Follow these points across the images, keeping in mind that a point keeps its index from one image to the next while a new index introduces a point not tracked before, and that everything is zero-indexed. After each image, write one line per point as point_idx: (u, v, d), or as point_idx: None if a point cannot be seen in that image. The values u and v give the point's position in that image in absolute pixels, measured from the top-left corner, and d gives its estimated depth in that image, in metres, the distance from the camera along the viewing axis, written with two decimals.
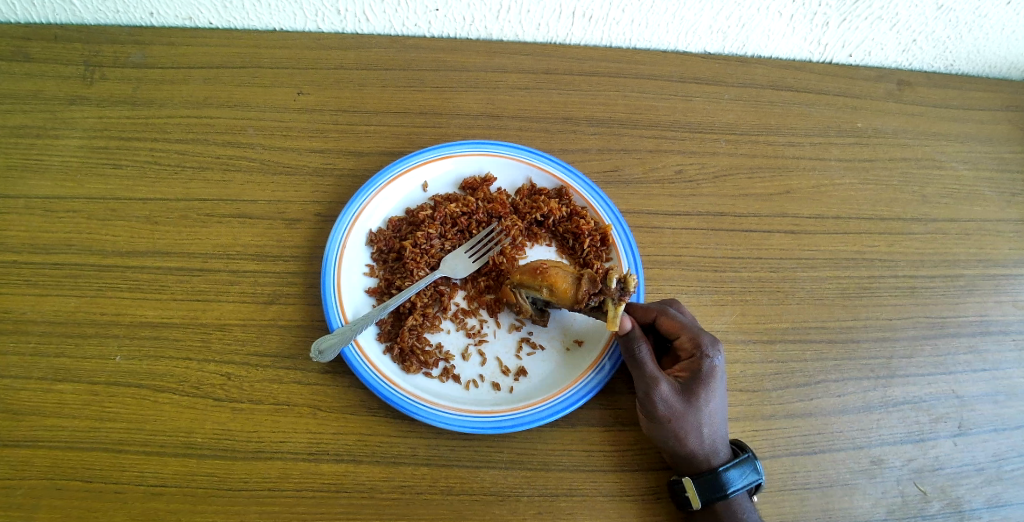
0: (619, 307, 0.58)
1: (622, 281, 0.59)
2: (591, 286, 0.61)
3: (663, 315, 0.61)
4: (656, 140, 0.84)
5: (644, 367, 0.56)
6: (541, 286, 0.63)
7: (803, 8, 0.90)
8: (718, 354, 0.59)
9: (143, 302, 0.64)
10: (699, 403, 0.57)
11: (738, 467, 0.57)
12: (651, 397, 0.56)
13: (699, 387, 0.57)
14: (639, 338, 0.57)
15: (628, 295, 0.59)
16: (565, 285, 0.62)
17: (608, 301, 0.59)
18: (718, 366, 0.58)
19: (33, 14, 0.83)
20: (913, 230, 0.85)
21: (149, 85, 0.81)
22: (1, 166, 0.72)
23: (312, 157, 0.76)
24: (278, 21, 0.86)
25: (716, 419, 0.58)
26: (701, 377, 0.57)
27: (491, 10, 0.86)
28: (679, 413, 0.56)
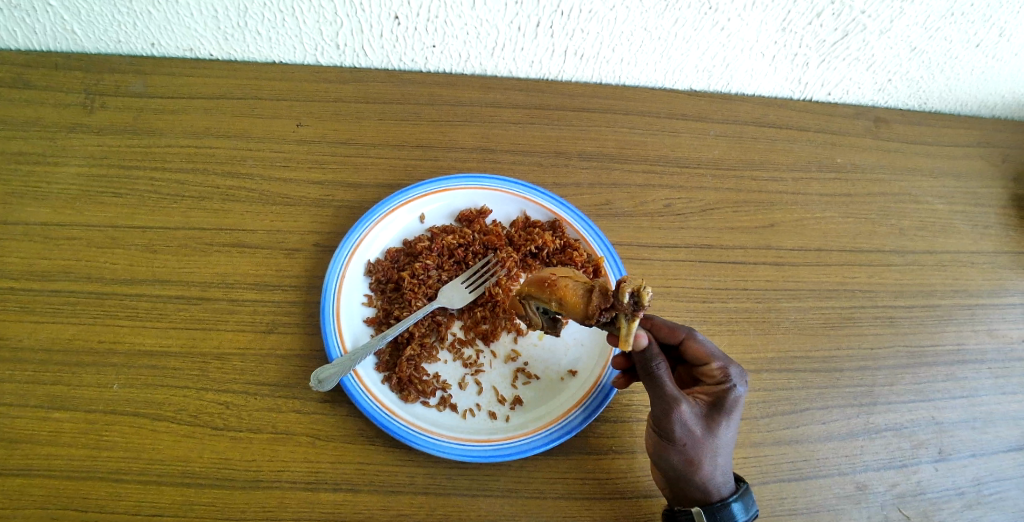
0: (634, 324, 0.54)
1: (634, 294, 0.53)
2: (603, 300, 0.56)
3: (691, 339, 0.61)
4: (645, 175, 0.87)
5: (665, 389, 0.56)
6: (550, 299, 0.59)
7: (784, 49, 0.95)
8: (741, 386, 0.59)
9: (142, 330, 0.65)
10: (715, 432, 0.57)
11: (743, 500, 0.57)
12: (668, 418, 0.56)
13: (718, 413, 0.58)
14: (658, 356, 0.56)
15: (643, 310, 0.52)
16: (575, 298, 0.58)
17: (622, 317, 0.54)
18: (739, 398, 0.59)
19: (33, 42, 0.84)
20: (892, 261, 0.88)
21: (150, 115, 0.82)
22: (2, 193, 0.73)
23: (311, 188, 0.78)
24: (278, 54, 0.88)
25: (728, 447, 0.58)
26: (723, 406, 0.58)
27: (486, 47, 0.89)
28: (696, 436, 0.57)
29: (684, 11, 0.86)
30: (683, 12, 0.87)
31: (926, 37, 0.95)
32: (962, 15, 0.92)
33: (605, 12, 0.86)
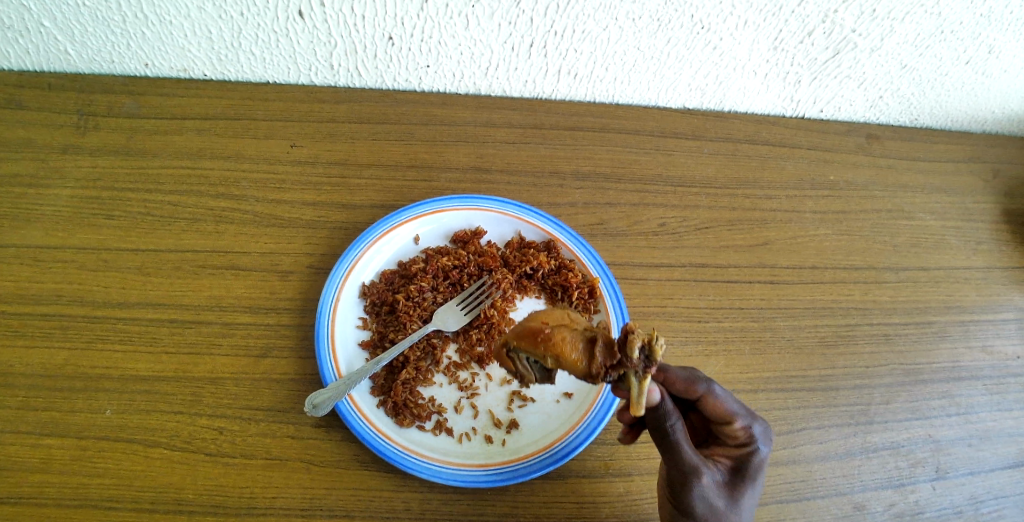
0: (647, 381, 0.50)
1: (645, 348, 0.50)
2: (607, 357, 0.51)
3: (709, 397, 0.58)
4: (640, 194, 0.87)
5: (684, 456, 0.53)
6: (545, 356, 0.53)
7: (776, 68, 0.96)
8: (764, 449, 0.57)
9: (134, 355, 0.64)
10: (740, 503, 0.53)
11: None
12: (688, 487, 0.53)
13: (743, 480, 0.55)
14: (671, 413, 0.53)
15: (654, 365, 0.50)
16: (576, 355, 0.52)
17: (631, 374, 0.50)
18: (762, 462, 0.56)
19: (26, 62, 0.85)
20: (886, 278, 0.89)
21: (144, 135, 0.82)
22: None
23: (305, 209, 0.78)
24: (272, 75, 0.88)
25: (753, 516, 0.55)
26: (746, 472, 0.55)
27: (481, 67, 0.90)
28: (720, 509, 0.53)
29: (676, 31, 0.87)
30: (676, 32, 0.88)
31: (916, 55, 0.97)
32: (951, 33, 0.93)
33: (599, 32, 0.86)
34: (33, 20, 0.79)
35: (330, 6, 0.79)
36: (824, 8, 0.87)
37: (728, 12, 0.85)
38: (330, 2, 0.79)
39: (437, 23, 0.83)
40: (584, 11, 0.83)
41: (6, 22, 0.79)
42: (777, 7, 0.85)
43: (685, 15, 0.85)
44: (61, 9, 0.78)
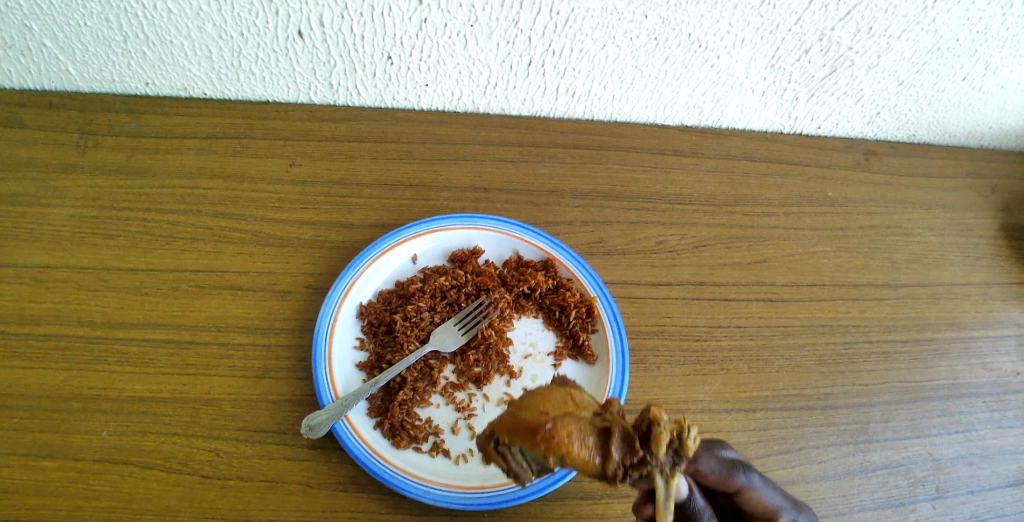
0: (674, 479, 0.45)
1: (673, 440, 0.45)
2: (626, 453, 0.46)
3: (749, 491, 0.49)
4: (638, 211, 0.88)
5: None
6: (548, 453, 0.46)
7: (773, 85, 0.96)
8: None
9: (133, 376, 0.64)
10: None
11: None
12: None
13: None
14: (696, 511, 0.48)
15: (682, 459, 0.46)
16: (585, 451, 0.46)
17: (657, 473, 0.45)
18: None
19: (28, 81, 0.85)
20: (885, 295, 0.88)
21: (143, 155, 0.83)
22: None
23: (303, 229, 0.78)
24: (271, 93, 0.90)
25: None
26: None
27: (479, 86, 0.91)
28: None
29: (674, 49, 0.88)
30: (673, 50, 0.88)
31: (913, 71, 0.97)
32: (948, 50, 0.94)
33: (596, 51, 0.87)
34: (35, 40, 0.80)
35: (330, 26, 0.80)
36: (820, 26, 0.87)
37: (725, 30, 0.86)
38: (330, 22, 0.80)
39: (435, 42, 0.84)
40: (582, 30, 0.83)
41: (8, 41, 0.80)
42: (773, 25, 0.86)
43: (681, 34, 0.86)
44: (63, 29, 0.79)
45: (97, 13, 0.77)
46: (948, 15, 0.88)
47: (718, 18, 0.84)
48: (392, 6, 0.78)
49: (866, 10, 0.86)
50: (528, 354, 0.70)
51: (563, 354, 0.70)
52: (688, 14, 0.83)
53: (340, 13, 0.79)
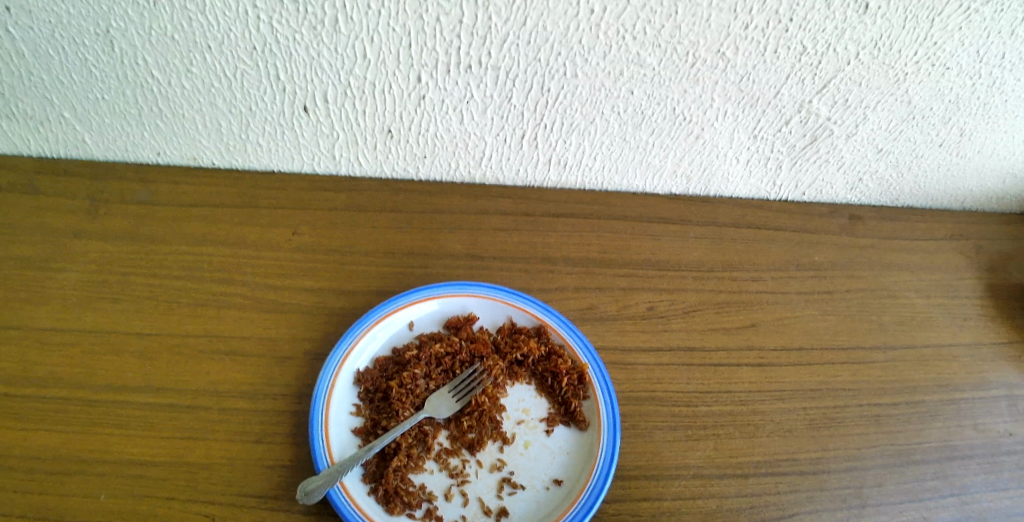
0: None
1: None
2: None
3: None
4: (629, 278, 0.92)
5: None
6: None
7: (756, 155, 1.02)
8: None
9: (132, 438, 0.65)
10: None
11: None
12: None
13: None
14: None
15: None
16: None
17: None
18: None
19: (45, 149, 0.92)
20: (873, 357, 0.90)
21: (151, 222, 0.88)
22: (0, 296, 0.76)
23: (304, 295, 0.82)
24: (277, 164, 0.96)
25: None
26: None
27: (474, 158, 0.96)
28: None
29: (660, 122, 0.94)
30: (660, 124, 0.94)
31: (890, 139, 1.02)
32: (923, 118, 0.99)
33: (586, 125, 0.93)
34: (55, 112, 0.86)
35: (334, 102, 0.86)
36: (798, 99, 0.93)
37: (707, 104, 0.92)
38: (334, 98, 0.86)
39: (432, 117, 0.89)
40: (572, 105, 0.89)
41: (30, 113, 0.86)
42: (753, 99, 0.92)
43: (666, 107, 0.91)
44: (82, 103, 0.85)
45: (115, 88, 0.84)
46: (920, 87, 0.94)
47: (699, 93, 0.90)
48: (392, 84, 0.84)
49: (840, 84, 0.91)
50: (521, 420, 0.72)
51: (555, 420, 0.72)
52: (671, 90, 0.89)
53: (343, 90, 0.85)
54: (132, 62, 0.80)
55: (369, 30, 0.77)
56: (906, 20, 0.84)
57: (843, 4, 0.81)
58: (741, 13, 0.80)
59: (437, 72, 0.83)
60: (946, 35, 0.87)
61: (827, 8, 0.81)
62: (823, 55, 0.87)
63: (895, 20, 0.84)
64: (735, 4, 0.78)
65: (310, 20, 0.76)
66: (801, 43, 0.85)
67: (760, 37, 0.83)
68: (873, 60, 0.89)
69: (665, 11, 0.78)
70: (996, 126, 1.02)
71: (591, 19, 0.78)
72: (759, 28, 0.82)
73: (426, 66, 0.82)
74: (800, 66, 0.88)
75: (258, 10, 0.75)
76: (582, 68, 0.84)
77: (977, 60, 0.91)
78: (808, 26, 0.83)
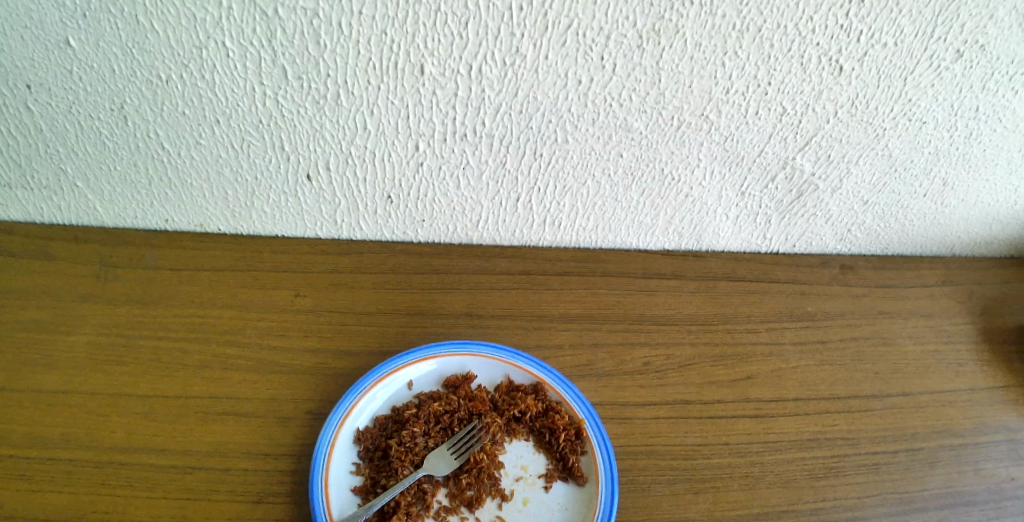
0: None
1: None
2: None
3: None
4: (624, 333, 0.95)
5: None
6: None
7: (744, 210, 1.06)
8: None
9: (135, 499, 0.66)
10: None
11: None
12: None
13: None
14: None
15: None
16: None
17: None
18: None
19: (58, 217, 0.98)
20: (870, 405, 0.90)
21: (161, 286, 0.92)
22: (14, 360, 0.79)
23: (307, 355, 0.84)
24: (280, 229, 1.01)
25: None
26: None
27: (472, 220, 1.01)
28: None
29: (650, 182, 0.99)
30: (650, 184, 0.99)
31: (874, 191, 1.06)
32: (904, 170, 1.04)
33: (579, 187, 0.98)
34: (69, 182, 0.92)
35: (336, 170, 0.92)
36: (781, 156, 0.98)
37: (694, 164, 0.97)
38: (335, 166, 0.92)
39: (432, 183, 0.95)
40: (565, 168, 0.94)
41: (45, 182, 0.92)
42: (738, 158, 0.97)
43: (655, 168, 0.96)
44: (96, 173, 0.91)
45: (127, 158, 0.90)
46: (899, 141, 0.99)
47: (686, 154, 0.95)
48: (393, 152, 0.90)
49: (822, 141, 0.97)
50: (520, 477, 0.72)
51: (553, 477, 0.72)
52: (659, 152, 0.94)
53: (345, 158, 0.91)
54: (144, 136, 0.87)
55: (370, 103, 0.84)
56: (879, 79, 0.90)
57: (818, 67, 0.87)
58: (721, 79, 0.86)
59: (434, 140, 0.89)
60: (919, 92, 0.92)
61: (802, 72, 0.87)
62: (802, 115, 0.92)
63: (869, 80, 0.90)
64: (714, 71, 0.85)
65: (313, 95, 0.83)
66: (781, 105, 0.91)
67: (741, 100, 0.89)
68: (851, 118, 0.94)
69: (650, 79, 0.84)
70: (977, 175, 1.06)
71: (581, 88, 0.84)
72: (739, 92, 0.88)
73: (424, 135, 0.88)
74: (781, 125, 0.93)
75: (264, 88, 0.81)
76: (573, 134, 0.90)
77: (951, 114, 0.96)
78: (785, 89, 0.89)
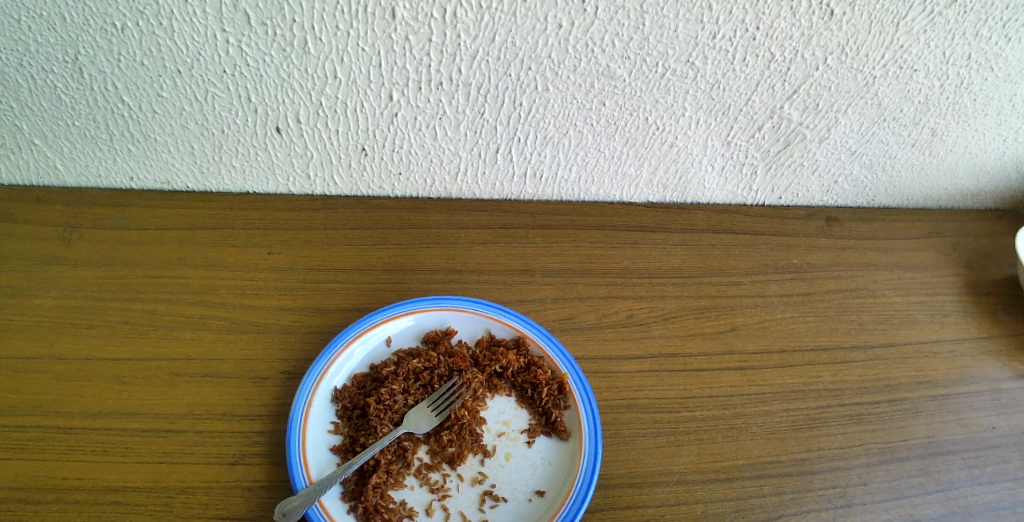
0: None
1: None
2: None
3: None
4: (609, 287, 0.93)
5: None
6: None
7: (731, 161, 1.03)
8: None
9: (106, 465, 0.64)
10: None
11: None
12: None
13: None
14: None
15: None
16: None
17: None
18: None
19: (16, 177, 0.92)
20: (854, 357, 0.90)
21: (127, 248, 0.88)
22: None
23: (281, 314, 0.82)
24: (252, 185, 0.96)
25: None
26: None
27: (451, 173, 0.97)
28: None
29: (634, 133, 0.95)
30: (634, 134, 0.95)
31: (862, 141, 1.04)
32: (892, 120, 1.01)
33: (561, 137, 0.94)
34: (24, 139, 0.87)
35: (307, 122, 0.87)
36: (769, 105, 0.95)
37: (679, 113, 0.93)
38: (306, 118, 0.87)
39: (406, 134, 0.90)
40: (545, 118, 0.90)
41: None
42: (724, 107, 0.93)
43: (638, 118, 0.93)
44: (53, 130, 0.86)
45: (85, 114, 0.84)
46: (888, 89, 0.96)
47: (671, 103, 0.91)
48: (364, 103, 0.85)
49: (810, 89, 0.93)
50: (502, 432, 0.72)
51: (536, 431, 0.71)
52: (643, 100, 0.90)
53: (316, 110, 0.86)
54: (102, 89, 0.81)
55: (338, 50, 0.78)
56: (871, 25, 0.86)
57: (809, 11, 0.82)
58: (708, 24, 0.81)
59: (408, 90, 0.84)
60: (910, 38, 0.89)
61: (792, 16, 0.83)
62: (791, 61, 0.89)
63: (859, 25, 0.86)
64: (701, 15, 0.80)
65: (279, 42, 0.77)
66: (769, 51, 0.87)
67: (729, 46, 0.85)
68: (841, 65, 0.91)
69: (633, 23, 0.80)
70: (965, 125, 1.04)
71: (560, 33, 0.80)
72: (726, 38, 0.84)
73: (397, 84, 0.83)
74: (769, 73, 0.90)
75: (226, 34, 0.76)
76: (553, 82, 0.86)
77: (943, 61, 0.93)
78: (774, 35, 0.85)
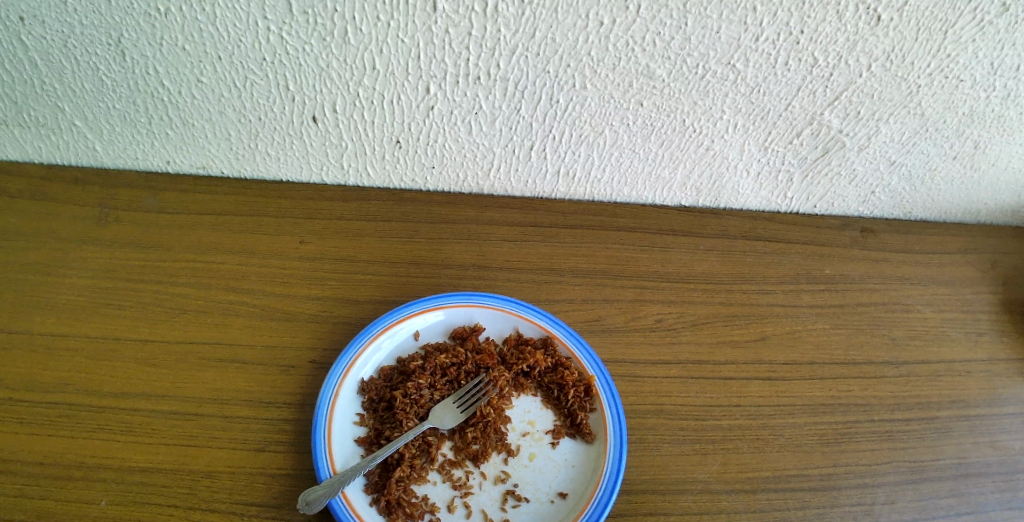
0: None
1: None
2: None
3: None
4: (637, 290, 0.92)
5: None
6: None
7: (767, 167, 1.01)
8: None
9: (134, 445, 0.64)
10: None
11: None
12: None
13: None
14: None
15: None
16: None
17: None
18: None
19: (56, 156, 0.94)
20: (886, 373, 0.88)
21: (160, 230, 0.89)
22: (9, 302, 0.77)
23: (310, 304, 0.82)
24: (285, 173, 0.97)
25: None
26: None
27: (482, 168, 0.97)
28: None
29: (669, 135, 0.94)
30: (669, 136, 0.94)
31: (903, 152, 1.01)
32: (936, 131, 0.98)
33: (594, 137, 0.93)
34: (66, 120, 0.88)
35: (343, 112, 0.87)
36: (809, 112, 0.92)
37: (717, 116, 0.91)
38: (342, 109, 0.87)
39: (440, 128, 0.90)
40: (580, 116, 0.89)
41: (42, 121, 0.88)
42: (763, 111, 0.92)
43: (674, 120, 0.91)
44: (94, 112, 0.87)
45: (126, 97, 0.85)
46: (934, 99, 0.93)
47: (709, 106, 0.90)
48: (401, 95, 0.85)
49: (853, 96, 0.91)
50: (526, 432, 0.71)
51: (561, 433, 0.71)
52: (680, 102, 0.89)
53: (352, 101, 0.86)
54: (143, 73, 0.82)
55: (377, 41, 0.78)
56: (919, 32, 0.83)
57: (855, 16, 0.80)
58: (751, 26, 0.80)
59: (445, 83, 0.83)
60: (960, 47, 0.86)
61: (838, 20, 0.80)
62: (834, 67, 0.86)
63: (907, 32, 0.83)
64: (744, 17, 0.78)
65: (319, 31, 0.77)
66: (813, 55, 0.84)
67: (771, 49, 0.83)
68: (886, 73, 0.88)
69: (674, 23, 0.78)
70: (1012, 139, 1.01)
71: (600, 31, 0.78)
72: (769, 40, 0.82)
73: (434, 77, 0.83)
74: (811, 78, 0.88)
75: (268, 22, 0.76)
76: (590, 80, 0.84)
77: (993, 72, 0.90)
78: (819, 39, 0.82)
